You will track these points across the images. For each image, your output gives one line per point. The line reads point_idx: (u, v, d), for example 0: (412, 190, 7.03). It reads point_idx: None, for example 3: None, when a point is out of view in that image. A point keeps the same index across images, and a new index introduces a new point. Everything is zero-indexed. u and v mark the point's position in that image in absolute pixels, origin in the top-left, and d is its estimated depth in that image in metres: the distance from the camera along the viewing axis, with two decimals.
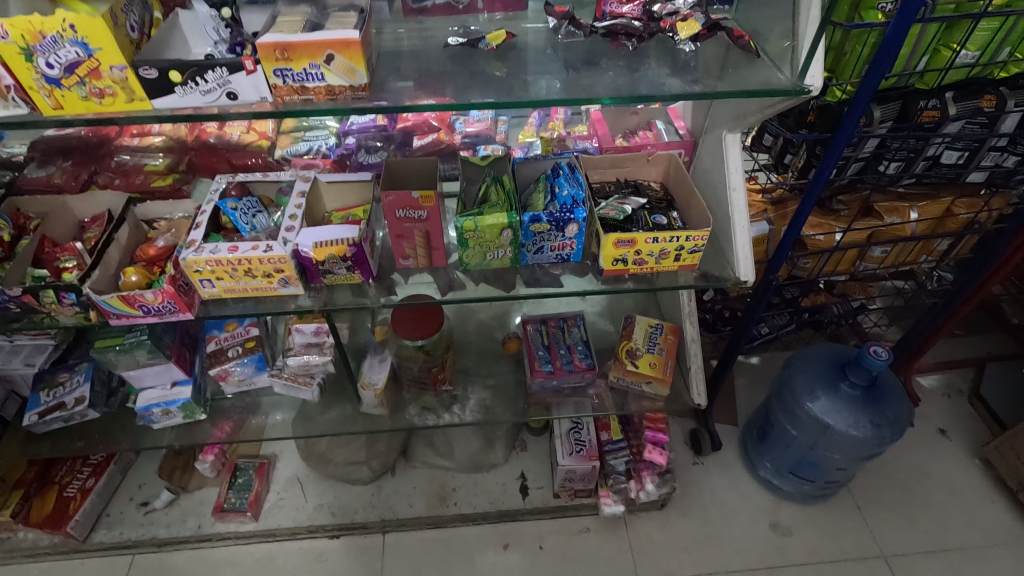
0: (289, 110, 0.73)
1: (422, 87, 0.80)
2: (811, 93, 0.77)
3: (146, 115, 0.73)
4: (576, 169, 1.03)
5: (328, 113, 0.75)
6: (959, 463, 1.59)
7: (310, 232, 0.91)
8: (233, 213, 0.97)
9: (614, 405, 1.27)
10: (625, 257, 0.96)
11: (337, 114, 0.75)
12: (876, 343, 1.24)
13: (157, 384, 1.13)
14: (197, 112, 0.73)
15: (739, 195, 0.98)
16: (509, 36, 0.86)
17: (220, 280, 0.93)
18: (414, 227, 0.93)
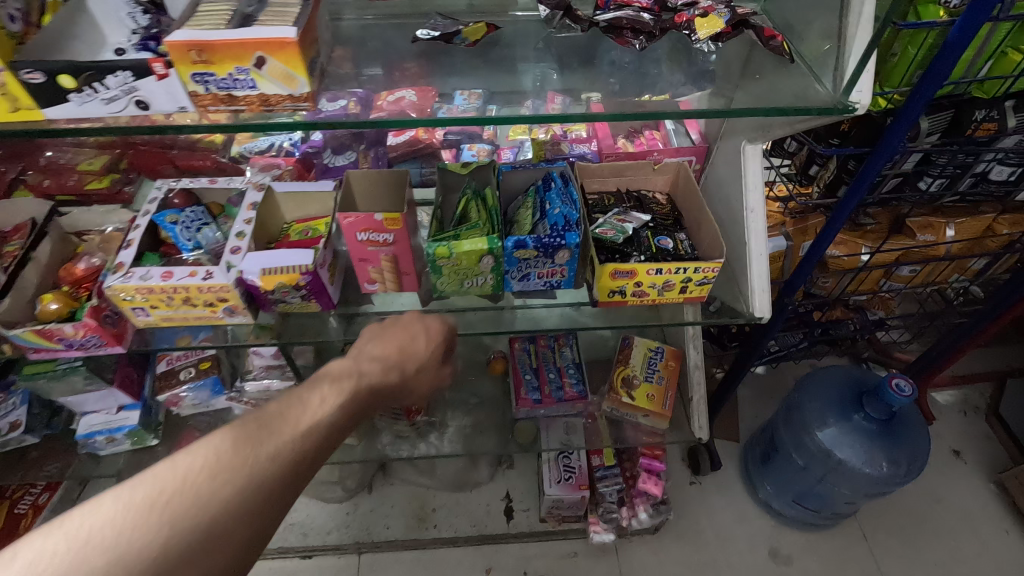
0: (213, 124, 0.59)
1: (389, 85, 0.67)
2: (856, 111, 0.63)
3: (37, 127, 0.59)
4: (570, 180, 0.89)
5: (263, 128, 0.61)
6: (972, 487, 1.50)
7: (256, 256, 0.78)
8: (172, 228, 0.84)
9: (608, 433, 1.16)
10: (622, 289, 0.83)
11: (274, 129, 0.60)
12: (898, 373, 1.12)
13: (101, 408, 1.02)
14: (101, 125, 0.59)
15: (757, 217, 0.85)
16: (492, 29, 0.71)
17: (156, 308, 0.80)
18: (379, 250, 0.80)
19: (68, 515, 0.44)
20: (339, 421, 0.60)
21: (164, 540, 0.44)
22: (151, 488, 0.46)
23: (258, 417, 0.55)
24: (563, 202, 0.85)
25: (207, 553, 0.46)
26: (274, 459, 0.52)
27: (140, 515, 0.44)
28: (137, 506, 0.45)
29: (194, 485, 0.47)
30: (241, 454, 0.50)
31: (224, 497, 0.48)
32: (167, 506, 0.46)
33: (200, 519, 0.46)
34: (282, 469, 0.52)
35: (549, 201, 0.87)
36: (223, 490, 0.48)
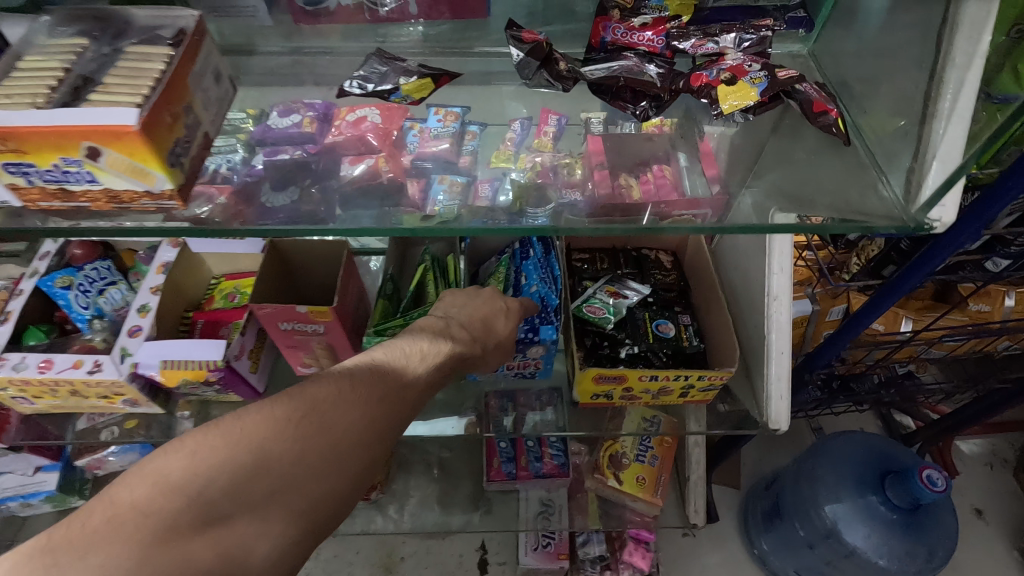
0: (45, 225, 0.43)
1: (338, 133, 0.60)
2: (935, 231, 0.45)
3: None
4: (553, 247, 0.73)
5: (115, 230, 0.44)
6: (993, 553, 1.37)
7: (153, 346, 0.63)
8: (64, 295, 0.69)
9: None
10: (608, 394, 0.68)
11: (131, 233, 0.44)
12: (930, 462, 0.97)
13: (15, 469, 0.90)
14: None
15: (783, 308, 0.68)
16: (439, 79, 0.62)
17: (39, 397, 0.66)
18: (308, 339, 0.65)
19: (227, 417, 0.42)
20: (436, 382, 0.52)
21: (306, 448, 0.41)
22: (284, 408, 0.43)
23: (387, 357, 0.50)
24: (541, 278, 0.69)
25: (340, 468, 0.43)
26: (404, 390, 0.48)
27: (291, 421, 0.42)
28: (288, 409, 0.42)
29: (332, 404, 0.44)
30: (372, 387, 0.47)
31: (345, 429, 0.43)
32: (298, 428, 0.42)
33: (323, 446, 0.42)
34: (394, 413, 0.47)
35: (526, 274, 0.70)
36: (358, 415, 0.45)
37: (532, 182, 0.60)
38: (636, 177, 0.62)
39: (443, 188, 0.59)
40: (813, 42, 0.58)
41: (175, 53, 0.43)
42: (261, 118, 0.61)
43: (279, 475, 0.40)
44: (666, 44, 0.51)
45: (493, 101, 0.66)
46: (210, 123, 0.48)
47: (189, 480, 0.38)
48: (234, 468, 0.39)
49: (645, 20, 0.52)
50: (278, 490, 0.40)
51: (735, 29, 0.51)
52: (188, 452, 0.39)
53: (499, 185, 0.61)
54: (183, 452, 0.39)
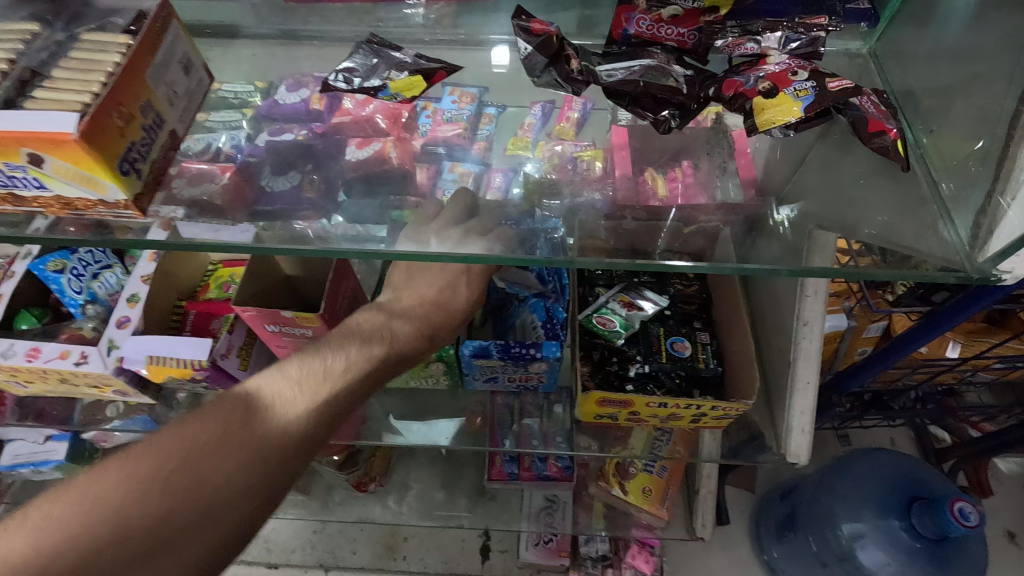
0: None
1: (344, 115, 0.60)
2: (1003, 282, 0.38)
3: None
4: None
5: None
6: None
7: (140, 340, 0.61)
8: (56, 279, 0.67)
9: None
10: (613, 415, 0.63)
11: None
12: (966, 495, 0.90)
13: (27, 438, 0.92)
14: None
15: (812, 334, 0.61)
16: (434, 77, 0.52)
17: (31, 383, 0.65)
18: (298, 341, 0.62)
19: (83, 477, 0.41)
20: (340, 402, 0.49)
21: (194, 492, 0.41)
22: (150, 463, 0.41)
23: (308, 367, 0.49)
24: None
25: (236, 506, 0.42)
26: (291, 418, 0.46)
27: (151, 480, 0.41)
28: (149, 465, 0.41)
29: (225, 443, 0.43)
30: (268, 416, 0.45)
31: (222, 475, 0.42)
32: (166, 483, 0.41)
33: (191, 502, 0.41)
34: (281, 449, 0.45)
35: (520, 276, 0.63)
36: (235, 460, 0.43)
37: (546, 176, 0.59)
38: (664, 173, 0.58)
39: (452, 177, 0.59)
40: (876, 40, 0.52)
41: (133, 42, 0.38)
42: (270, 90, 0.63)
43: (177, 526, 0.40)
44: (698, 41, 0.46)
45: (509, 79, 0.65)
46: (178, 121, 0.43)
47: (33, 557, 0.37)
48: (90, 536, 0.38)
49: (675, 11, 0.45)
50: (172, 539, 0.40)
51: (781, 28, 0.45)
52: (73, 516, 0.39)
53: (512, 177, 0.59)
54: (25, 532, 0.38)
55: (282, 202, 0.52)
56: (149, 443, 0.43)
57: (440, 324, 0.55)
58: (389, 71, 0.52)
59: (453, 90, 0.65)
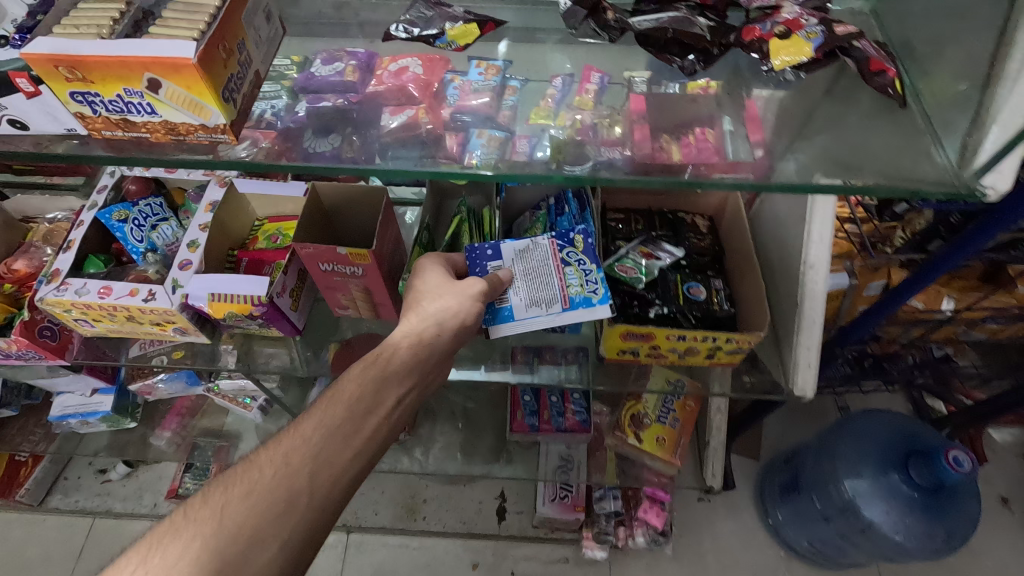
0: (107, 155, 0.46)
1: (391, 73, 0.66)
2: (987, 198, 0.44)
3: None
4: (588, 204, 0.74)
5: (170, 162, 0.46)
6: (1015, 542, 1.36)
7: (203, 279, 0.66)
8: (120, 228, 0.73)
9: None
10: (635, 350, 0.69)
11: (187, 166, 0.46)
12: (959, 443, 0.95)
13: (75, 390, 0.97)
14: None
15: (818, 276, 0.67)
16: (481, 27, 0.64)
17: (99, 321, 0.70)
18: (348, 280, 0.68)
19: None
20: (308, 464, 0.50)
21: (271, 490, 0.48)
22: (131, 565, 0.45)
23: (274, 440, 0.51)
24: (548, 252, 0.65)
25: (313, 496, 0.49)
26: (251, 488, 0.48)
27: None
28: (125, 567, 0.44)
29: (289, 445, 0.50)
30: (230, 491, 0.48)
31: (192, 557, 0.44)
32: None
33: None
34: (247, 520, 0.46)
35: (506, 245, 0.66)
36: (200, 540, 0.45)
37: (569, 139, 0.60)
38: (678, 141, 0.57)
39: (479, 143, 0.60)
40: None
41: None
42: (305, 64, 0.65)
43: None
44: None
45: (535, 55, 0.67)
46: (261, 61, 0.49)
47: None
48: None
49: None
50: None
51: None
52: None
53: (536, 143, 0.60)
54: None
55: (324, 161, 0.56)
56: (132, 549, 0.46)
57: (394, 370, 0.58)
58: (444, 22, 0.63)
59: (479, 63, 0.66)
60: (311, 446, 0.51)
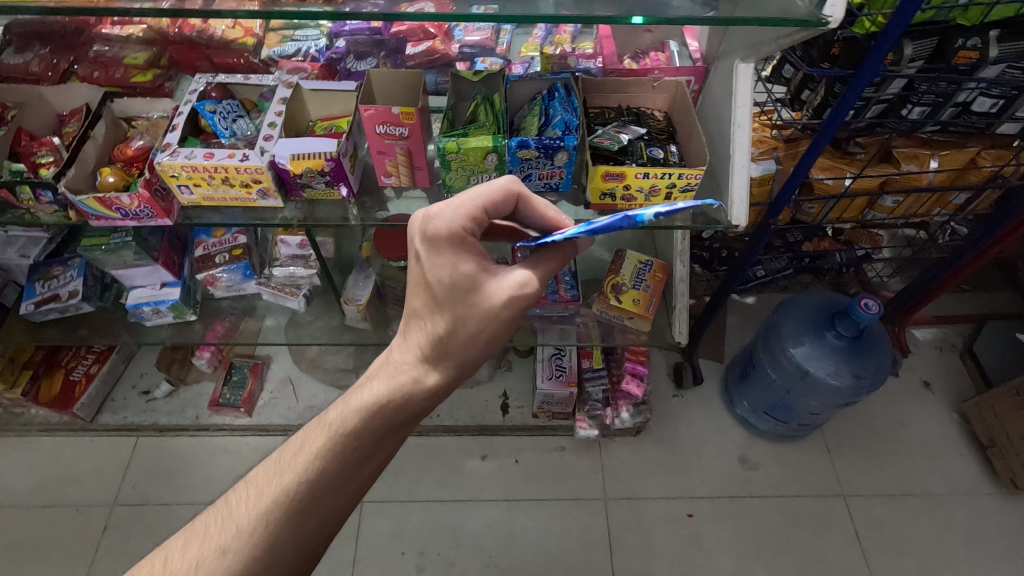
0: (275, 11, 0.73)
1: None
2: (829, 24, 0.72)
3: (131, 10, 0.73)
4: (573, 91, 0.97)
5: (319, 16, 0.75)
6: (937, 416, 1.59)
7: (287, 143, 0.87)
8: (211, 117, 0.92)
9: (598, 336, 1.30)
10: (613, 190, 0.93)
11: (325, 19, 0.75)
12: (868, 295, 1.21)
13: (147, 284, 1.16)
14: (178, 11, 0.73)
15: (743, 132, 0.92)
16: None
17: (198, 187, 0.91)
18: (395, 144, 0.89)
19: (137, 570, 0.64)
20: (318, 492, 0.67)
21: (290, 518, 0.66)
22: (197, 553, 0.64)
23: (303, 468, 0.68)
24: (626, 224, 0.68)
25: (293, 543, 0.66)
26: (279, 511, 0.66)
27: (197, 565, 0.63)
28: (196, 553, 0.64)
29: (270, 506, 0.66)
30: (265, 511, 0.66)
31: (235, 555, 0.63)
32: (203, 564, 0.63)
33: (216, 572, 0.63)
34: (272, 541, 0.65)
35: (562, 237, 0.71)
36: (244, 539, 0.64)
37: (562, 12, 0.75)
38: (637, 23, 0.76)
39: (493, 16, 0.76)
40: None
41: None
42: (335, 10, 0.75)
43: None
44: None
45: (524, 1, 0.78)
46: None
47: None
48: None
49: None
50: None
51: None
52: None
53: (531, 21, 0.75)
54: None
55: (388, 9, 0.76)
56: (203, 537, 0.66)
57: (395, 413, 0.71)
58: None
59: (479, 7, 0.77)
60: (294, 503, 0.66)
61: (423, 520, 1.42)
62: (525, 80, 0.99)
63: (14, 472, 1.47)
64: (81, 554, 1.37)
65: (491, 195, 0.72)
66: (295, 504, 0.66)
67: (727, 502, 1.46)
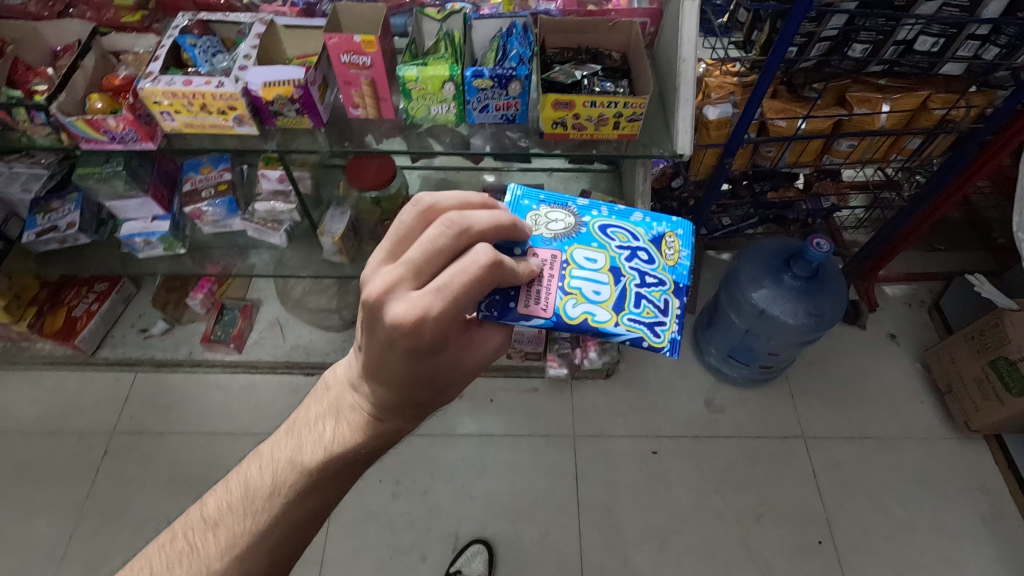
0: None
1: None
2: None
3: None
4: (531, 29, 1.02)
5: None
6: (901, 366, 1.63)
7: (259, 72, 0.95)
8: (191, 50, 1.00)
9: None
10: (563, 120, 0.98)
11: None
12: (820, 236, 1.26)
13: (139, 216, 1.24)
14: None
15: (687, 66, 0.98)
16: None
17: (179, 114, 0.98)
18: (360, 74, 0.96)
19: None
20: (291, 527, 0.72)
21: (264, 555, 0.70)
22: None
23: (277, 506, 0.72)
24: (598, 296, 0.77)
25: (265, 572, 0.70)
26: (254, 550, 0.70)
27: None
28: None
29: (244, 547, 0.70)
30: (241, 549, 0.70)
31: None
32: None
33: None
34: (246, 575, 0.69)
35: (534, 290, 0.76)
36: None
37: None
38: None
39: None
40: None
41: None
42: None
43: None
44: None
45: None
46: None
47: None
48: None
49: None
50: None
51: None
52: None
53: None
54: None
55: None
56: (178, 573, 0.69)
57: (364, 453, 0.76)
58: None
59: None
60: (268, 542, 0.71)
61: (400, 452, 1.51)
62: (484, 18, 1.03)
63: (20, 401, 1.57)
64: (82, 475, 1.48)
65: (479, 287, 0.63)
66: (269, 542, 0.71)
67: (691, 441, 1.52)
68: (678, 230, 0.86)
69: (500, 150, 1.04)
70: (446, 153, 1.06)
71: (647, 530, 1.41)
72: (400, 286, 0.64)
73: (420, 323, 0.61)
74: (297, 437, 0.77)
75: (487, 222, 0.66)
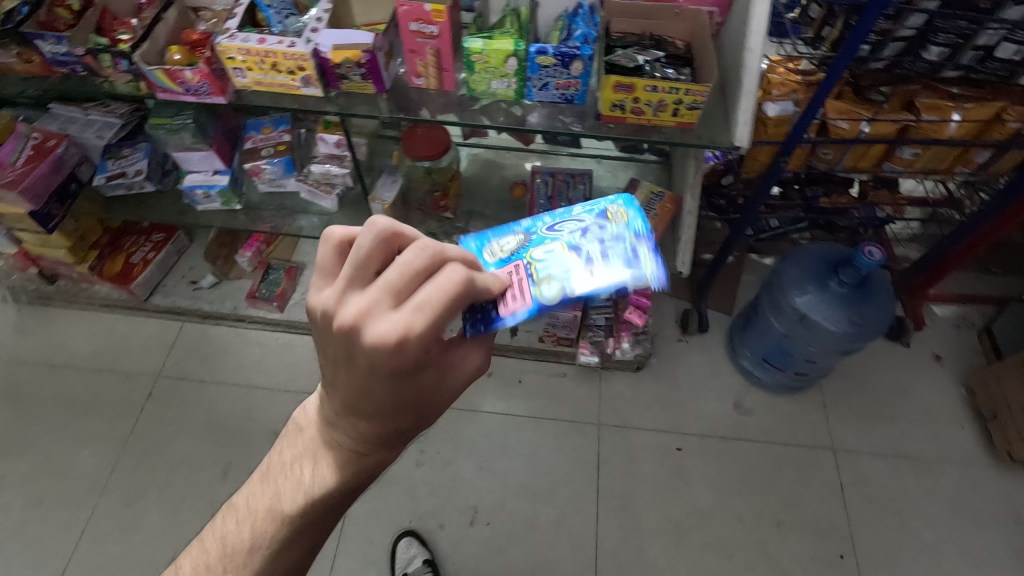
0: None
1: None
2: None
3: None
4: (596, 12, 1.03)
5: None
6: (943, 388, 1.58)
7: (330, 34, 0.98)
8: (267, 10, 1.03)
9: None
10: (622, 103, 0.98)
11: None
12: (873, 244, 1.23)
13: (202, 169, 1.30)
14: None
15: (754, 57, 0.96)
16: None
17: (250, 71, 1.02)
18: (426, 43, 0.98)
19: None
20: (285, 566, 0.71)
21: None
22: None
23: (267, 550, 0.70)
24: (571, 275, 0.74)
25: None
26: None
27: None
28: None
29: None
30: None
31: None
32: None
33: None
34: None
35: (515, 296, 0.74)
36: None
37: None
38: None
39: None
40: None
41: None
42: None
43: None
44: None
45: None
46: None
47: None
48: None
49: None
50: None
51: None
52: None
53: None
54: None
55: None
56: None
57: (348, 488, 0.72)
58: None
59: None
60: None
61: None
62: None
63: (76, 338, 1.66)
64: (127, 413, 1.55)
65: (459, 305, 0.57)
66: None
67: (716, 441, 1.51)
68: (619, 199, 0.82)
69: (554, 129, 1.03)
70: (496, 129, 1.05)
71: (665, 524, 1.41)
72: (376, 309, 0.55)
73: (403, 343, 0.54)
74: (273, 484, 0.72)
75: (457, 253, 0.62)
